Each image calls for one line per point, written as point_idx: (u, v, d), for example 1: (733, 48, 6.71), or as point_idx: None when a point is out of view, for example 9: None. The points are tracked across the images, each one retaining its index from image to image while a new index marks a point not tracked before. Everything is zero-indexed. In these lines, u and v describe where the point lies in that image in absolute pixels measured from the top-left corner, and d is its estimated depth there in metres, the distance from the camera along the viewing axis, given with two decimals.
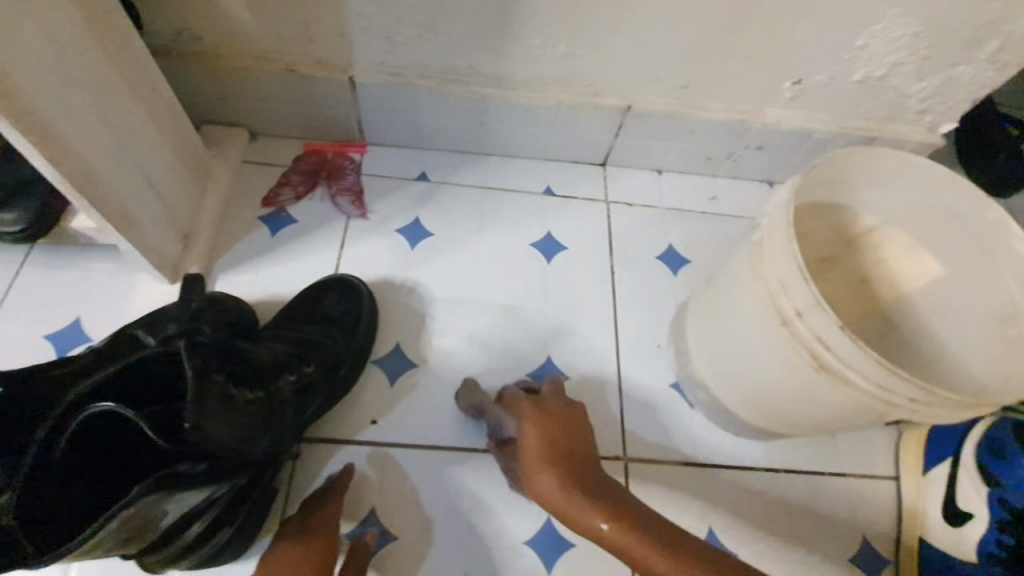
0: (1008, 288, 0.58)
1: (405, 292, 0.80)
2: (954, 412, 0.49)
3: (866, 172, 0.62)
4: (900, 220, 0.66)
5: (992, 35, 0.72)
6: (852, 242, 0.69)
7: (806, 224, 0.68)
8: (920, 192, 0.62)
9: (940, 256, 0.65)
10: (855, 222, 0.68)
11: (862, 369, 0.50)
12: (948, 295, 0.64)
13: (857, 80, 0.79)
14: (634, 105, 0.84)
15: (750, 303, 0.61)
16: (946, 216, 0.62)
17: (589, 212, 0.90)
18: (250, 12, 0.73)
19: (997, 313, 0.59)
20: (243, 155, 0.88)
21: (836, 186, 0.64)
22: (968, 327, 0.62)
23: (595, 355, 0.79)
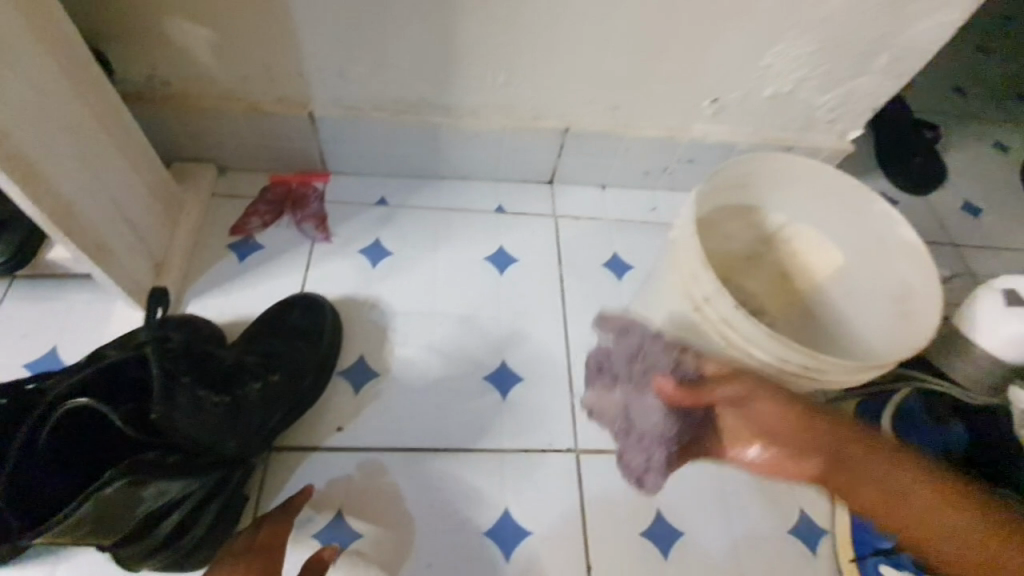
0: (902, 271, 0.65)
1: (367, 307, 0.86)
2: (846, 376, 0.56)
3: (770, 175, 0.69)
4: (806, 217, 0.73)
5: (876, 51, 0.82)
6: (767, 238, 0.76)
7: (722, 227, 0.74)
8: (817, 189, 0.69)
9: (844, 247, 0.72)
10: (766, 221, 0.75)
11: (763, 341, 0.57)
12: (851, 280, 0.71)
13: (768, 96, 0.89)
14: (571, 127, 0.93)
15: (673, 295, 0.68)
16: (840, 209, 0.69)
17: (539, 226, 0.98)
18: (216, 57, 0.80)
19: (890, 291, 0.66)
20: (211, 188, 0.94)
21: (746, 189, 0.70)
22: (871, 307, 0.68)
23: (547, 356, 0.85)
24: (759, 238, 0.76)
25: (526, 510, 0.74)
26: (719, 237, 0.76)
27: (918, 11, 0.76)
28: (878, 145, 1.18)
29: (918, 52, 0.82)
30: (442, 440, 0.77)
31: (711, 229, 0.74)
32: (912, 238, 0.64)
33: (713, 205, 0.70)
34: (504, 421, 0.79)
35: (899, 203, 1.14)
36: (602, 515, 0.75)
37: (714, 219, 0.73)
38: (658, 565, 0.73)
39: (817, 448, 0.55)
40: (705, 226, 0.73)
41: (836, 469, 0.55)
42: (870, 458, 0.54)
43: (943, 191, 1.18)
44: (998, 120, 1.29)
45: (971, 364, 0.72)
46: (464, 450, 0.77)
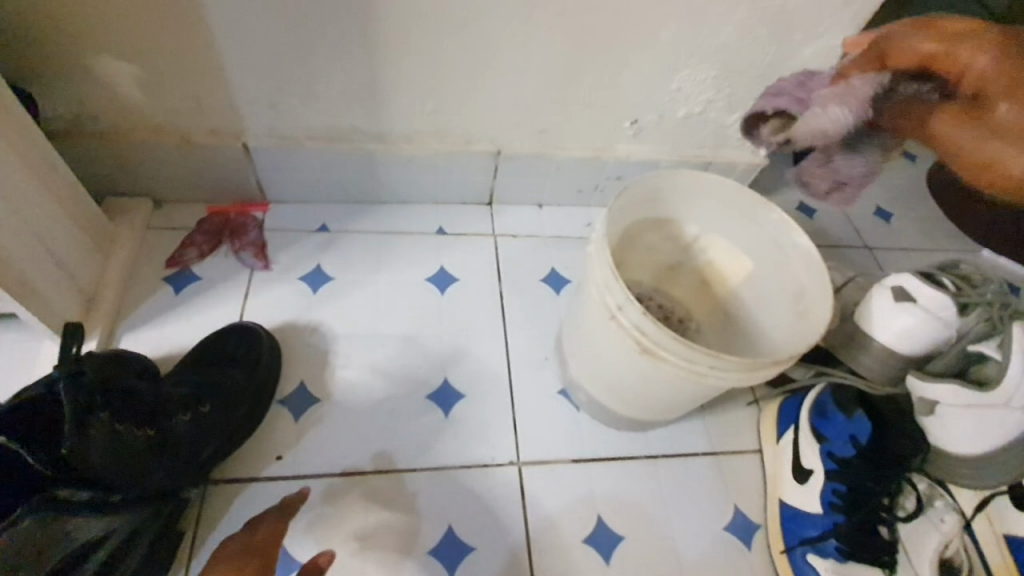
0: (797, 274, 0.70)
1: (307, 333, 0.86)
2: (746, 375, 0.61)
3: (679, 189, 0.74)
4: (716, 228, 0.78)
5: (774, 74, 0.89)
6: (684, 248, 0.81)
7: (642, 239, 0.79)
8: (724, 201, 0.74)
9: (750, 254, 0.76)
10: (682, 232, 0.79)
11: (668, 346, 0.61)
12: (758, 285, 0.76)
13: (683, 116, 0.95)
14: (504, 150, 0.97)
15: (593, 307, 0.71)
16: (744, 220, 0.74)
17: (479, 245, 1.01)
18: (144, 93, 0.81)
19: (790, 292, 0.70)
20: (146, 222, 0.94)
21: (659, 203, 0.75)
22: (776, 309, 0.73)
23: (488, 372, 0.87)
24: (678, 248, 0.81)
25: (470, 525, 0.75)
26: (640, 249, 0.81)
27: (803, 38, 0.84)
28: None
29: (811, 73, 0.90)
30: (383, 460, 0.78)
31: (631, 242, 0.78)
32: (801, 242, 0.68)
33: (631, 219, 0.75)
34: (445, 438, 0.80)
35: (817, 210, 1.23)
36: (546, 525, 0.77)
37: (633, 233, 0.77)
38: (601, 569, 0.75)
39: (959, 57, 0.50)
40: (625, 239, 0.77)
41: (979, 114, 0.48)
42: (968, 80, 0.49)
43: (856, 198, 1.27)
44: None
45: (873, 357, 0.77)
46: (407, 470, 0.78)
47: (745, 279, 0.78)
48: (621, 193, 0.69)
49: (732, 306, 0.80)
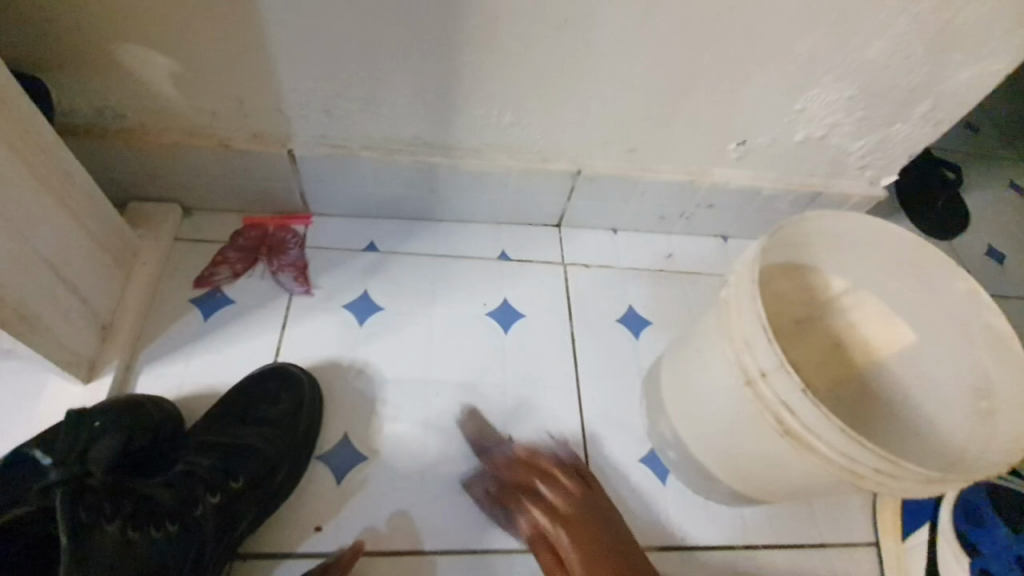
0: (984, 362, 0.57)
1: (353, 375, 0.74)
2: (924, 482, 0.46)
3: (838, 233, 0.61)
4: (870, 286, 0.65)
5: (922, 96, 0.75)
6: (823, 303, 0.68)
7: (774, 288, 0.67)
8: (888, 257, 0.62)
9: (910, 318, 0.63)
10: (826, 282, 0.67)
11: (807, 433, 0.49)
12: (919, 362, 0.63)
13: (799, 140, 0.81)
14: (583, 169, 0.84)
15: (717, 365, 0.59)
16: (914, 282, 0.61)
17: (546, 276, 0.88)
18: (178, 88, 0.70)
19: (969, 384, 0.58)
20: (175, 232, 0.83)
21: (804, 247, 0.63)
22: (939, 392, 0.61)
23: (558, 431, 0.75)
24: (813, 301, 0.68)
25: None
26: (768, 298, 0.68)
27: (967, 56, 0.70)
28: (900, 186, 1.12)
29: (965, 98, 0.75)
30: (437, 538, 0.66)
31: (764, 288, 0.66)
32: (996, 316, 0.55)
33: (773, 263, 0.63)
34: (509, 514, 0.68)
35: None
36: None
37: (768, 277, 0.65)
38: None
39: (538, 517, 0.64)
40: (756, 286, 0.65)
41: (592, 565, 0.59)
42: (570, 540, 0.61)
43: (966, 235, 1.12)
44: (1000, 162, 1.28)
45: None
46: (463, 551, 0.66)
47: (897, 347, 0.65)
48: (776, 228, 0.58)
49: (876, 374, 0.67)
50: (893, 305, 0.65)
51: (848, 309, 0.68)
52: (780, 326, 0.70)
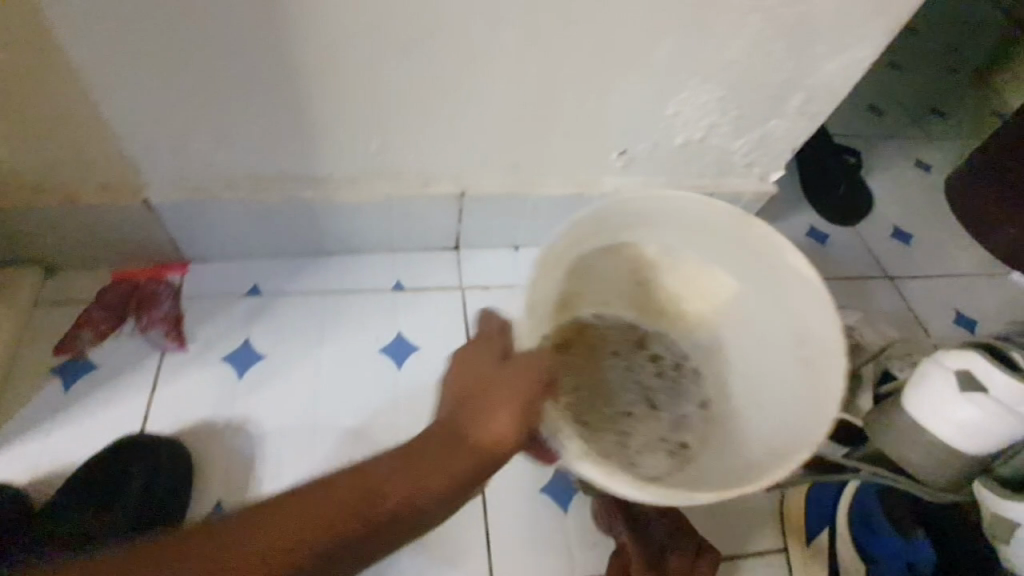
0: (804, 316, 0.63)
1: (231, 433, 0.70)
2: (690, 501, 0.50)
3: (644, 212, 0.66)
4: (680, 245, 0.70)
5: (792, 91, 0.74)
6: (654, 277, 0.73)
7: (596, 276, 0.71)
8: (693, 217, 0.66)
9: (734, 275, 0.69)
10: (652, 253, 0.71)
11: (586, 465, 0.52)
12: (751, 317, 0.69)
13: (680, 143, 0.80)
14: (468, 190, 0.81)
15: None
16: (723, 237, 0.67)
17: (444, 302, 0.85)
18: (3, 146, 0.64)
19: (795, 334, 0.64)
20: (33, 295, 0.77)
21: (620, 229, 0.67)
22: (775, 360, 0.66)
23: None
24: (641, 270, 0.73)
25: None
26: (592, 278, 0.72)
27: (827, 49, 0.69)
28: (803, 175, 1.13)
29: (834, 90, 0.75)
30: None
31: (589, 271, 0.70)
32: (805, 273, 0.61)
33: (580, 257, 0.67)
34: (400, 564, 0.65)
35: (829, 236, 1.08)
36: None
37: (590, 262, 0.69)
38: None
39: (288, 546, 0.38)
40: (572, 276, 0.68)
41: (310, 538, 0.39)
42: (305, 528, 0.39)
43: (872, 218, 1.13)
44: (904, 140, 1.30)
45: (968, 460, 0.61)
46: None
47: (722, 310, 0.72)
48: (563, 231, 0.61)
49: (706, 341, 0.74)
50: (720, 268, 0.70)
51: (681, 278, 0.73)
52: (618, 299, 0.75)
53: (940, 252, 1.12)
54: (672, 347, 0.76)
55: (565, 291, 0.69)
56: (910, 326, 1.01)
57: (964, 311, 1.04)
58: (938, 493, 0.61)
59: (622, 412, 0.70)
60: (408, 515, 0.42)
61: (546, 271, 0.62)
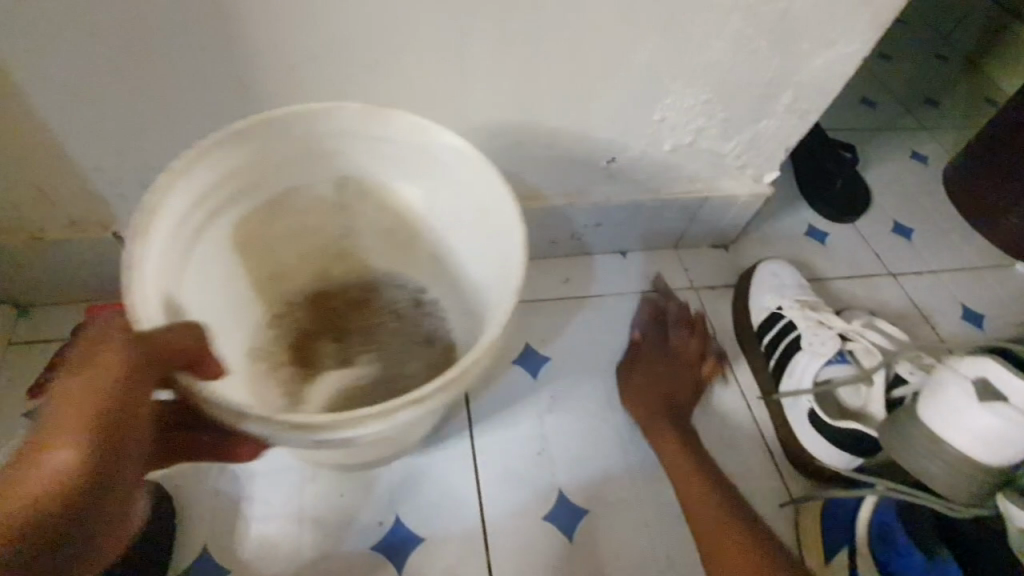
0: (485, 193, 0.56)
1: (214, 473, 0.67)
2: (345, 431, 0.44)
3: (344, 130, 0.56)
4: (357, 170, 0.60)
5: (781, 90, 0.71)
6: (345, 204, 0.64)
7: (282, 220, 0.62)
8: (393, 140, 0.57)
9: (411, 184, 0.62)
10: (327, 191, 0.62)
11: (263, 419, 0.43)
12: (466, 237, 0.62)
13: (668, 150, 0.77)
14: None
15: None
16: (379, 146, 0.58)
17: None
18: None
19: (479, 206, 0.57)
20: (6, 337, 0.74)
21: (343, 159, 0.59)
22: (457, 221, 0.61)
23: (450, 499, 0.68)
24: (327, 213, 0.64)
25: None
26: (259, 255, 0.63)
27: (814, 45, 0.67)
28: (798, 174, 1.10)
29: (824, 87, 0.72)
30: None
31: (252, 238, 0.61)
32: (461, 143, 0.55)
33: (258, 198, 0.58)
34: None
35: (828, 234, 1.05)
36: None
37: (243, 240, 0.59)
38: None
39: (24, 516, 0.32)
40: (247, 246, 0.60)
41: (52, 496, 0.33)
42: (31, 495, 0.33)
43: (870, 213, 1.11)
44: (898, 132, 1.28)
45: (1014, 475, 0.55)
46: None
47: (430, 213, 0.63)
48: (188, 160, 0.49)
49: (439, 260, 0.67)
50: (396, 180, 0.62)
51: (380, 201, 0.64)
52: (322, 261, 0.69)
53: (942, 245, 1.09)
54: (411, 276, 0.71)
55: (240, 246, 0.60)
56: (917, 324, 0.98)
57: (971, 306, 1.01)
58: (962, 511, 0.57)
59: (338, 355, 0.69)
60: (102, 481, 0.35)
61: (199, 243, 0.53)
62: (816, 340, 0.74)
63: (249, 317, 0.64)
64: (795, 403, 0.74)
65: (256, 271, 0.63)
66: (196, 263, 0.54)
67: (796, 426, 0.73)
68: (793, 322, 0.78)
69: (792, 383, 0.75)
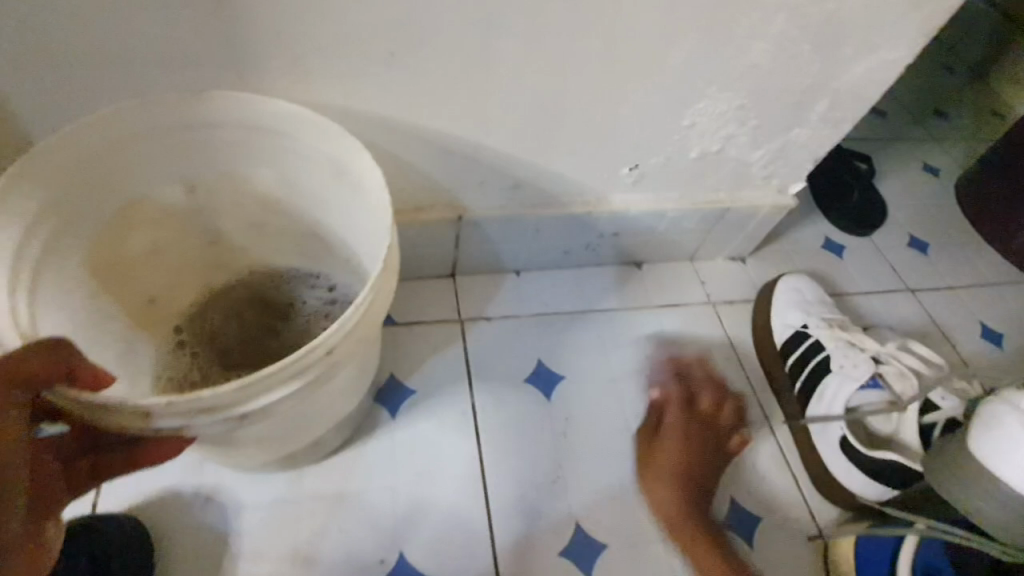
0: (322, 154, 0.52)
1: (199, 505, 0.60)
2: (270, 394, 0.41)
3: (148, 129, 0.50)
4: (150, 182, 0.55)
5: (818, 96, 0.67)
6: (201, 207, 0.60)
7: (138, 236, 0.57)
8: (128, 151, 0.51)
9: (263, 166, 0.56)
10: (180, 199, 0.58)
11: (160, 413, 0.39)
12: (334, 213, 0.58)
13: (695, 157, 0.72)
14: (464, 214, 0.72)
15: None
16: (144, 142, 0.51)
17: (439, 337, 0.76)
18: None
19: (335, 170, 0.53)
20: None
21: (120, 179, 0.52)
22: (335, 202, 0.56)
23: (460, 533, 0.63)
24: (184, 228, 0.61)
25: None
26: (156, 252, 0.60)
27: (857, 50, 0.63)
28: (815, 184, 1.07)
29: (863, 95, 0.68)
30: None
31: (115, 253, 0.56)
32: (287, 110, 0.50)
33: (94, 231, 0.52)
34: None
35: (846, 247, 1.02)
36: None
37: (115, 239, 0.55)
38: None
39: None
40: (112, 269, 0.56)
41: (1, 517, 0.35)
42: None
43: (887, 227, 1.08)
44: (912, 144, 1.25)
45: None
46: None
47: (290, 194, 0.58)
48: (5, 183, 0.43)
49: (337, 245, 0.61)
50: (258, 171, 0.57)
51: (252, 194, 0.59)
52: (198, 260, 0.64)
53: (958, 261, 1.07)
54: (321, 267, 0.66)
55: (100, 269, 0.54)
56: (936, 341, 0.95)
57: (989, 324, 0.99)
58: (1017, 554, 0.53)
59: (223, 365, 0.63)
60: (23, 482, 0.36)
61: (46, 271, 0.48)
62: (848, 362, 0.70)
63: (135, 357, 0.60)
64: (824, 429, 0.70)
65: (127, 295, 0.59)
66: (50, 287, 0.49)
67: (825, 454, 0.69)
68: (821, 342, 0.74)
69: (821, 408, 0.71)
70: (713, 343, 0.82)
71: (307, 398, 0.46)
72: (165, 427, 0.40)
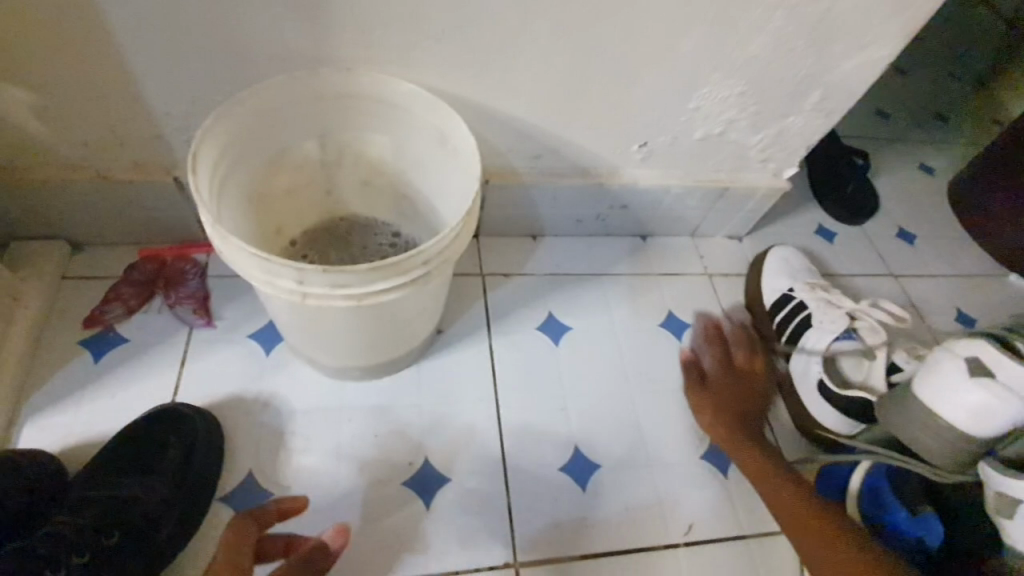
0: (430, 122, 0.63)
1: (259, 409, 0.72)
2: (390, 283, 0.51)
3: (300, 89, 0.61)
4: (293, 135, 0.65)
5: (810, 88, 0.76)
6: (327, 160, 0.70)
7: (278, 177, 0.68)
8: (285, 107, 0.62)
9: (380, 131, 0.67)
10: (312, 152, 0.68)
11: (313, 278, 0.50)
12: (428, 172, 0.69)
13: (699, 138, 0.82)
14: (492, 178, 0.82)
15: None
16: (295, 103, 0.62)
17: (463, 287, 0.87)
18: (41, 120, 0.65)
19: (438, 135, 0.64)
20: (62, 271, 0.78)
21: (273, 132, 0.63)
22: (430, 161, 0.67)
23: (478, 445, 0.74)
24: (308, 176, 0.71)
25: None
26: (283, 195, 0.70)
27: (845, 48, 0.71)
28: (812, 175, 1.16)
29: (850, 89, 0.77)
30: (354, 566, 0.64)
31: (260, 190, 0.67)
32: (413, 89, 0.61)
33: (249, 169, 0.63)
34: (424, 540, 0.67)
35: (836, 234, 1.11)
36: None
37: (260, 180, 0.66)
38: None
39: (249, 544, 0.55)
40: (256, 204, 0.67)
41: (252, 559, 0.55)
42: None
43: (878, 218, 1.16)
44: (910, 144, 1.33)
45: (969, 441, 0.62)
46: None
47: (393, 154, 0.69)
48: (208, 125, 0.54)
49: (423, 201, 0.72)
50: (370, 133, 0.67)
51: (357, 154, 0.70)
52: (312, 204, 0.74)
53: (942, 252, 1.15)
54: (399, 221, 0.77)
55: (249, 196, 0.65)
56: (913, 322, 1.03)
57: (966, 310, 1.07)
58: (944, 474, 0.64)
59: None
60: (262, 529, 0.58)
61: (221, 195, 0.59)
62: (827, 318, 0.79)
63: None
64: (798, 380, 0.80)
65: (262, 224, 0.69)
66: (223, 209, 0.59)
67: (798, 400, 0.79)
68: (804, 302, 0.83)
69: (799, 363, 0.80)
70: (707, 308, 0.92)
71: (406, 299, 0.57)
72: (313, 290, 0.51)
